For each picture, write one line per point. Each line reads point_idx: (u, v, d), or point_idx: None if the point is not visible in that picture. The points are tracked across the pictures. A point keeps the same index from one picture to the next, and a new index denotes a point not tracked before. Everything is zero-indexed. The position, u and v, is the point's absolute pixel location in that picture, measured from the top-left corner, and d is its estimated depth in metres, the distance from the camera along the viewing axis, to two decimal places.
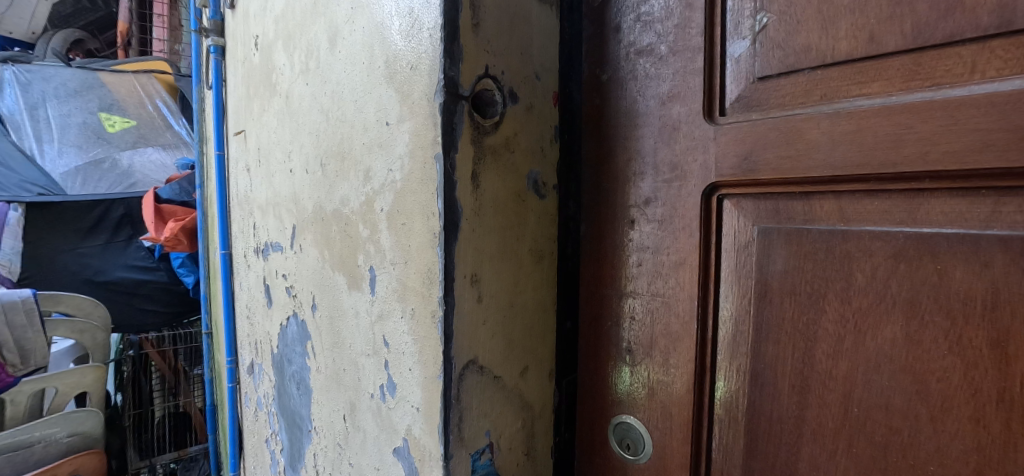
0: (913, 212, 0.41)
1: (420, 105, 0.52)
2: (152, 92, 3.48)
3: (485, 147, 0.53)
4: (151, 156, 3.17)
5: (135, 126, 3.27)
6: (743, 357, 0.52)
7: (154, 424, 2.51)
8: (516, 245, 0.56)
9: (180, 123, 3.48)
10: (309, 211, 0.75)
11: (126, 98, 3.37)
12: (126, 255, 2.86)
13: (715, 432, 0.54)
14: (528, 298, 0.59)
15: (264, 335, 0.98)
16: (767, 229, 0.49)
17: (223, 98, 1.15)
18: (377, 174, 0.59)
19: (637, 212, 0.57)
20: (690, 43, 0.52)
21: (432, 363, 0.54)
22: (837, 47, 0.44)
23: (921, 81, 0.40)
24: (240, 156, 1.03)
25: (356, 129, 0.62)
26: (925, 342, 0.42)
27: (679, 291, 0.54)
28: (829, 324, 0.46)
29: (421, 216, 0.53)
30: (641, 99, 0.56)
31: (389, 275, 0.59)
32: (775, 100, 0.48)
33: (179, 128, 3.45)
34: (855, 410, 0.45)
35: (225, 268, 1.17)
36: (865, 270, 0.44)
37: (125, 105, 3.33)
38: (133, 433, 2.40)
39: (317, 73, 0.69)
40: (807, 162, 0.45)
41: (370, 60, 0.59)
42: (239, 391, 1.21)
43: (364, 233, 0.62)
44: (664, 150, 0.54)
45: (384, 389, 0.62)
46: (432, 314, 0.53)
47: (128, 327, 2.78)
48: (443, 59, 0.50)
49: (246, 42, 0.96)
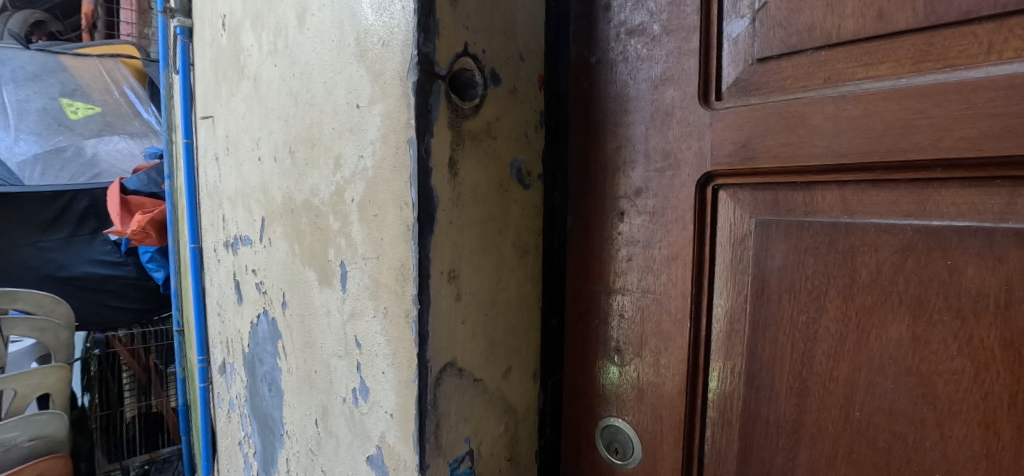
0: (922, 203, 0.38)
1: (393, 85, 0.48)
2: (118, 78, 2.96)
3: (464, 133, 0.49)
4: (117, 145, 2.69)
5: (100, 113, 2.77)
6: (739, 357, 0.49)
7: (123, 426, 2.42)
8: (499, 238, 0.53)
9: (151, 111, 2.98)
10: (279, 202, 0.69)
11: (90, 83, 2.85)
12: (87, 249, 2.43)
13: (708, 435, 0.51)
14: (511, 293, 0.55)
15: (235, 334, 0.93)
16: (765, 221, 0.46)
17: (191, 83, 1.07)
18: (347, 161, 0.55)
19: (626, 203, 0.54)
20: (685, 22, 0.48)
21: (406, 367, 0.50)
22: (844, 25, 0.41)
23: (933, 63, 0.37)
24: (208, 145, 0.97)
25: (325, 112, 0.57)
26: (933, 342, 0.39)
27: (671, 288, 0.51)
28: (830, 323, 0.43)
29: (394, 206, 0.49)
30: (632, 83, 0.52)
31: (360, 271, 0.55)
32: (775, 83, 0.44)
33: (151, 114, 2.98)
34: (857, 414, 0.43)
35: (194, 262, 1.11)
36: (869, 265, 0.41)
37: (89, 90, 2.82)
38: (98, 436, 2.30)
39: (286, 53, 0.64)
40: (809, 148, 0.42)
41: (340, 37, 0.53)
42: (211, 391, 1.15)
43: (335, 225, 0.57)
44: (657, 137, 0.51)
45: (357, 394, 0.57)
46: (407, 314, 0.49)
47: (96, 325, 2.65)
48: (417, 33, 0.45)
49: (213, 22, 0.90)
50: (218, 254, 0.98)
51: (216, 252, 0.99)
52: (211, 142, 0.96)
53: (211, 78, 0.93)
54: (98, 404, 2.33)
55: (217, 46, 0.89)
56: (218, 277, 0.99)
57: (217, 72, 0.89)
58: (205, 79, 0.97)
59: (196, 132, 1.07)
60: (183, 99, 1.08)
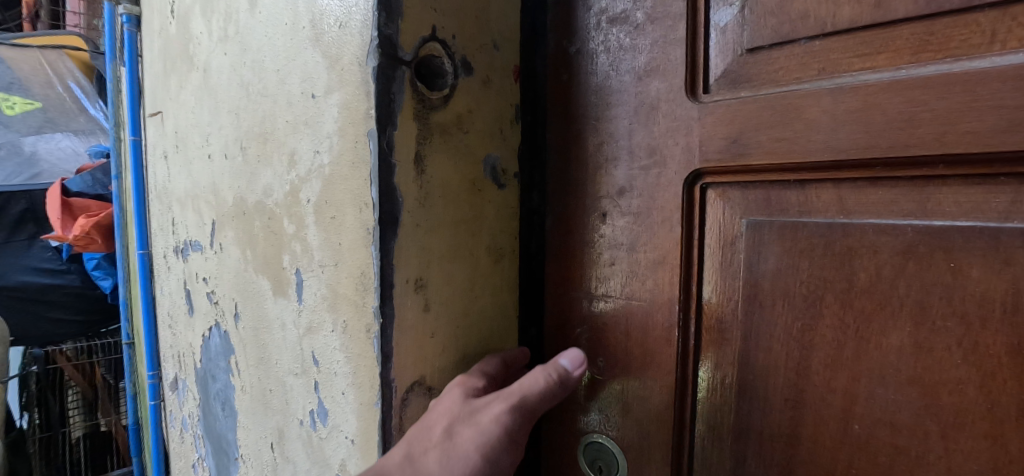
0: (924, 202, 0.36)
1: (351, 72, 0.43)
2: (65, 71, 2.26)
3: (432, 126, 0.44)
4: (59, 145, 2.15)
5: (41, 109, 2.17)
6: (731, 367, 0.45)
7: (67, 447, 2.22)
8: (471, 242, 0.48)
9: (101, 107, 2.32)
10: (230, 204, 0.64)
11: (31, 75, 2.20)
12: (30, 258, 2.01)
13: (698, 453, 0.48)
14: (485, 303, 0.51)
15: (187, 347, 0.86)
16: (757, 222, 0.43)
17: (139, 77, 1.00)
18: (302, 158, 0.49)
19: (609, 203, 0.50)
20: (671, 10, 0.45)
21: (368, 388, 0.45)
22: (839, 13, 0.38)
23: (933, 53, 0.35)
24: (158, 142, 0.90)
25: (279, 104, 0.52)
26: (936, 349, 0.36)
27: (658, 295, 0.48)
28: (828, 331, 0.40)
29: (353, 207, 0.44)
30: (614, 75, 0.49)
31: (317, 280, 0.49)
32: (767, 75, 0.41)
33: (101, 114, 2.31)
34: (856, 427, 0.40)
35: (144, 269, 1.03)
36: (869, 268, 0.38)
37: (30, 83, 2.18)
38: (37, 459, 2.12)
39: (237, 39, 0.58)
40: (805, 144, 0.39)
41: (294, 19, 0.48)
42: (163, 409, 1.07)
43: (290, 229, 0.52)
44: (641, 132, 0.47)
45: (314, 416, 0.52)
46: (368, 329, 0.44)
47: (32, 341, 2.07)
48: (377, 12, 0.41)
49: (162, 9, 0.83)
50: (168, 261, 0.90)
51: (166, 259, 0.92)
52: (161, 139, 0.89)
53: (160, 69, 0.86)
54: (36, 426, 2.14)
55: (166, 35, 0.82)
56: (169, 286, 0.92)
57: (167, 63, 0.82)
58: (154, 71, 0.89)
59: (144, 128, 1.00)
60: (131, 92, 1.00)
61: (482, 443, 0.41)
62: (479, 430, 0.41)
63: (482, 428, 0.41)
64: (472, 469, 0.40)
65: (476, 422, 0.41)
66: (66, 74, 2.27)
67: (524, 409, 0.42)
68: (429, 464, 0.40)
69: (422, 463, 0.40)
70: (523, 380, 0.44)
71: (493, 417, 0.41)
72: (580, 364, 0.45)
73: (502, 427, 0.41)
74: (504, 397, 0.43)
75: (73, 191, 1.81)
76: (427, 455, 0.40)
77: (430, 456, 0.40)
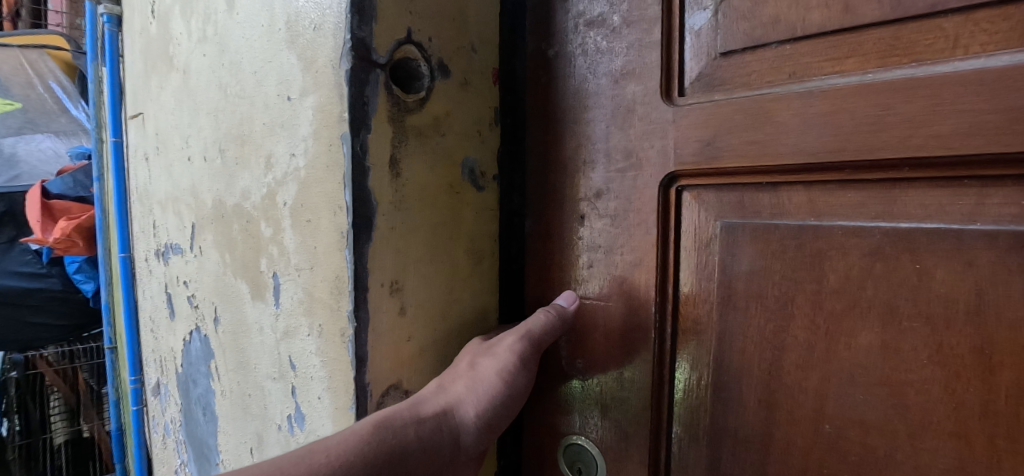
0: (891, 204, 0.36)
1: (325, 74, 0.43)
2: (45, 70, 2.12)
3: (407, 129, 0.44)
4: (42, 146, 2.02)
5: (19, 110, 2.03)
6: (707, 368, 0.45)
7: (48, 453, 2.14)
8: (450, 245, 0.49)
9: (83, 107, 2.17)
10: (208, 207, 0.63)
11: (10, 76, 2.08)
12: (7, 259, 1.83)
13: (676, 454, 0.48)
14: (464, 305, 0.51)
15: (168, 352, 0.86)
16: (731, 224, 0.43)
17: (120, 78, 0.99)
18: (278, 161, 0.49)
19: (587, 206, 0.50)
20: (646, 13, 0.45)
21: (343, 392, 0.45)
22: (809, 18, 0.38)
23: (899, 57, 0.35)
24: (139, 144, 0.89)
25: (256, 106, 0.52)
26: (903, 349, 0.37)
27: (635, 297, 0.48)
28: (799, 332, 0.41)
29: (328, 210, 0.44)
30: (591, 77, 0.49)
31: (293, 284, 0.49)
32: (740, 78, 0.42)
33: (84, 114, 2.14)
34: (827, 427, 0.40)
35: (125, 272, 1.02)
36: (838, 270, 0.39)
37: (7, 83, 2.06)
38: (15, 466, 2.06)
39: (215, 40, 0.58)
40: (776, 147, 0.40)
41: (270, 21, 0.48)
42: (145, 415, 1.05)
43: (267, 232, 0.52)
44: (618, 135, 0.48)
45: (292, 421, 0.52)
46: (343, 333, 0.44)
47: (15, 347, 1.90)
48: (350, 14, 0.41)
49: (143, 9, 0.82)
50: (149, 264, 0.90)
51: (147, 262, 0.91)
52: (142, 140, 0.88)
53: (141, 70, 0.85)
54: (16, 433, 2.04)
55: (147, 35, 0.81)
56: (150, 290, 0.91)
57: (147, 63, 0.82)
58: (135, 72, 0.89)
59: (125, 130, 0.99)
60: (112, 93, 0.99)
61: (501, 368, 0.45)
62: (497, 358, 0.46)
63: (499, 357, 0.46)
64: (497, 390, 0.45)
65: (494, 353, 0.46)
66: (48, 74, 2.12)
67: (536, 340, 0.47)
68: (457, 390, 0.44)
69: (452, 390, 0.45)
70: (529, 319, 0.49)
71: (507, 347, 0.46)
72: (573, 301, 0.51)
73: (518, 355, 0.46)
74: (515, 332, 0.48)
75: (54, 193, 1.78)
76: (455, 383, 0.45)
77: (458, 384, 0.45)
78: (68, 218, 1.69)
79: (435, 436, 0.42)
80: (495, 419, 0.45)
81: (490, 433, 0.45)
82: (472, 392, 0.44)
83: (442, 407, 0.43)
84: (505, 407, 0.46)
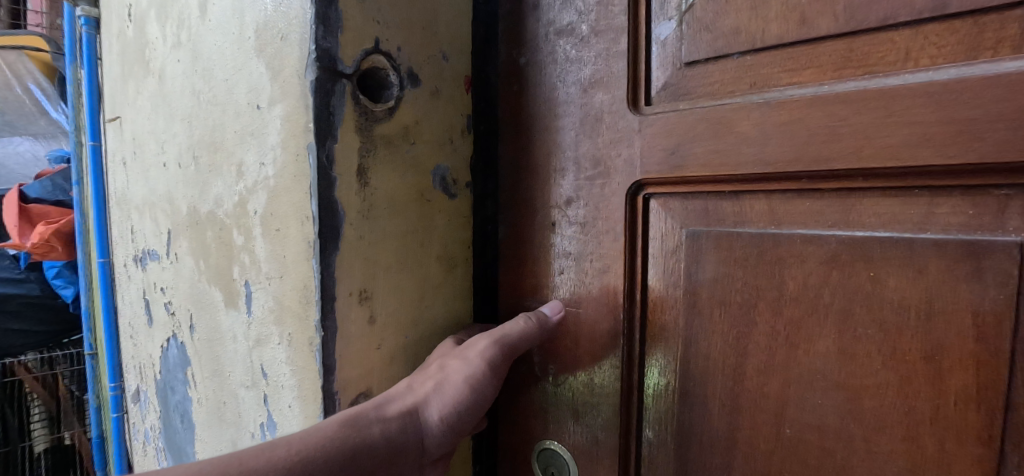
0: (846, 213, 0.37)
1: (292, 84, 0.43)
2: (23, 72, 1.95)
3: (376, 138, 0.45)
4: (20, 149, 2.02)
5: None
6: (674, 373, 0.46)
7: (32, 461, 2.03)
8: (420, 253, 0.49)
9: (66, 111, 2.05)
10: (183, 214, 0.63)
11: None
12: None
13: (646, 458, 0.49)
14: (437, 313, 0.52)
15: (147, 358, 0.85)
16: (695, 232, 0.44)
17: (99, 81, 0.99)
18: (249, 170, 0.50)
19: (558, 213, 0.51)
20: (613, 23, 0.46)
21: (311, 400, 0.45)
22: (768, 29, 0.39)
23: (853, 70, 0.36)
24: (117, 148, 0.89)
25: (227, 114, 0.52)
26: (859, 355, 0.37)
27: (604, 302, 0.49)
28: (761, 338, 0.41)
29: (296, 220, 0.45)
30: (562, 86, 0.50)
31: (264, 292, 0.49)
32: (703, 88, 0.42)
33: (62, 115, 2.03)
34: (788, 431, 0.41)
35: (104, 278, 1.01)
36: (797, 277, 0.39)
37: None
38: None
39: (189, 47, 0.58)
40: (737, 157, 0.40)
41: (240, 29, 0.48)
42: (126, 422, 1.05)
43: (239, 240, 0.52)
44: (587, 143, 0.48)
45: (264, 428, 0.52)
46: (310, 342, 0.44)
47: None
48: (315, 25, 0.41)
49: (120, 13, 0.82)
50: (128, 270, 0.89)
51: (126, 268, 0.90)
52: (119, 145, 0.87)
53: (118, 74, 0.85)
54: None
55: (124, 39, 0.81)
56: (129, 295, 0.91)
57: (125, 68, 0.81)
58: (113, 75, 0.88)
59: (104, 133, 0.98)
60: (90, 96, 0.99)
61: (469, 374, 0.45)
62: (466, 361, 0.46)
63: (469, 361, 0.46)
64: (464, 394, 0.45)
65: (464, 357, 0.47)
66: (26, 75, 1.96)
67: (507, 346, 0.47)
68: (425, 393, 0.45)
69: (420, 392, 0.45)
70: (505, 324, 0.49)
71: (479, 352, 0.46)
72: (559, 311, 0.51)
73: (488, 361, 0.46)
74: (488, 336, 0.48)
75: (31, 197, 1.75)
76: (424, 385, 0.45)
77: (426, 386, 0.45)
78: (46, 223, 1.67)
79: (399, 437, 0.42)
80: (461, 421, 0.46)
81: (454, 434, 0.46)
82: (439, 395, 0.45)
83: (408, 408, 0.44)
84: (472, 410, 0.46)
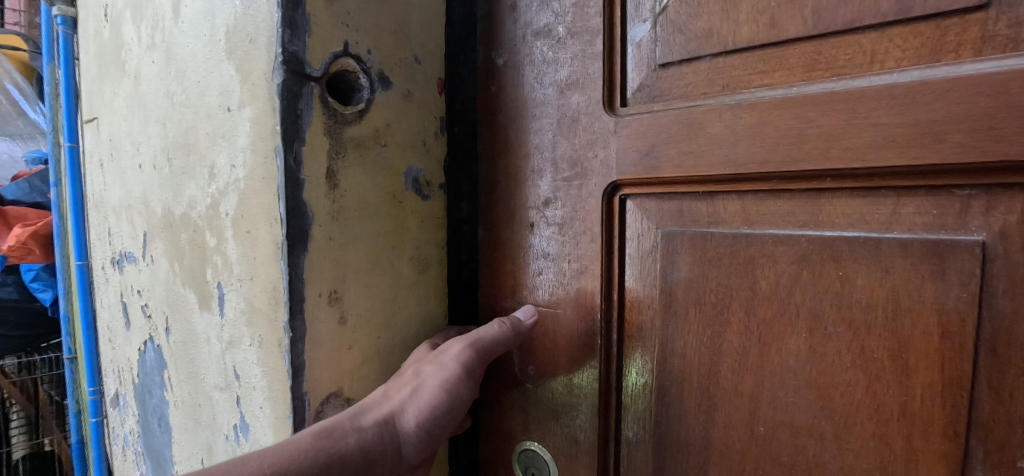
0: (816, 214, 0.38)
1: (260, 86, 0.43)
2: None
3: (345, 140, 0.45)
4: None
5: None
6: (651, 373, 0.46)
7: None
8: (392, 254, 0.49)
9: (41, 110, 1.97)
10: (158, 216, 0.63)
11: None
12: None
13: (625, 457, 0.49)
14: (410, 314, 0.52)
15: (125, 362, 0.84)
16: (670, 232, 0.44)
17: (75, 81, 0.97)
18: (221, 172, 0.49)
19: (536, 214, 0.51)
20: (588, 25, 0.46)
21: (281, 402, 0.45)
22: (739, 32, 0.40)
23: (821, 72, 0.36)
24: (94, 150, 0.88)
25: (200, 116, 0.51)
26: (829, 354, 0.38)
27: (581, 303, 0.49)
28: (734, 337, 0.42)
29: (265, 221, 0.44)
30: (539, 87, 0.50)
31: (236, 294, 0.49)
32: (677, 89, 0.43)
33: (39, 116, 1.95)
34: (762, 429, 0.41)
35: (82, 280, 1.00)
36: (769, 277, 0.40)
37: None
38: None
39: (163, 47, 0.57)
40: (709, 157, 0.41)
41: (212, 30, 0.48)
42: (105, 427, 1.04)
43: (211, 242, 0.52)
44: (563, 144, 0.48)
45: (238, 431, 0.52)
46: (280, 343, 0.44)
47: None
48: (282, 27, 0.41)
49: (97, 12, 0.81)
50: (106, 273, 0.88)
51: (104, 271, 0.89)
52: (96, 146, 0.86)
53: (95, 74, 0.83)
54: None
55: (100, 39, 0.80)
56: (107, 298, 0.89)
57: (101, 68, 0.80)
58: (90, 75, 0.87)
59: (81, 134, 0.97)
60: (67, 97, 0.97)
61: (445, 378, 0.45)
62: (442, 366, 0.46)
63: (444, 366, 0.46)
64: (440, 399, 0.45)
65: (439, 362, 0.47)
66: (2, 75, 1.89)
67: (483, 349, 0.48)
68: (401, 399, 0.45)
69: (396, 398, 0.45)
70: (479, 328, 0.49)
71: (454, 356, 0.47)
72: (531, 315, 0.52)
73: (464, 364, 0.47)
74: (463, 340, 0.48)
75: (8, 199, 1.73)
76: (400, 391, 0.45)
77: (401, 392, 0.45)
78: (23, 225, 1.64)
79: (376, 445, 0.42)
80: (438, 426, 0.46)
81: (431, 439, 0.46)
82: (414, 401, 0.45)
83: (384, 415, 0.44)
84: (448, 414, 0.46)
